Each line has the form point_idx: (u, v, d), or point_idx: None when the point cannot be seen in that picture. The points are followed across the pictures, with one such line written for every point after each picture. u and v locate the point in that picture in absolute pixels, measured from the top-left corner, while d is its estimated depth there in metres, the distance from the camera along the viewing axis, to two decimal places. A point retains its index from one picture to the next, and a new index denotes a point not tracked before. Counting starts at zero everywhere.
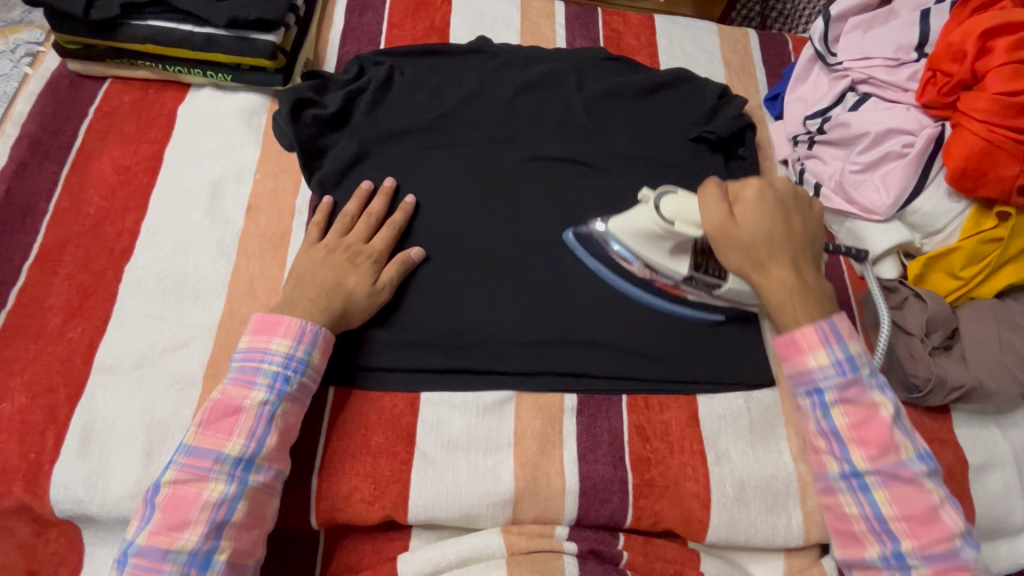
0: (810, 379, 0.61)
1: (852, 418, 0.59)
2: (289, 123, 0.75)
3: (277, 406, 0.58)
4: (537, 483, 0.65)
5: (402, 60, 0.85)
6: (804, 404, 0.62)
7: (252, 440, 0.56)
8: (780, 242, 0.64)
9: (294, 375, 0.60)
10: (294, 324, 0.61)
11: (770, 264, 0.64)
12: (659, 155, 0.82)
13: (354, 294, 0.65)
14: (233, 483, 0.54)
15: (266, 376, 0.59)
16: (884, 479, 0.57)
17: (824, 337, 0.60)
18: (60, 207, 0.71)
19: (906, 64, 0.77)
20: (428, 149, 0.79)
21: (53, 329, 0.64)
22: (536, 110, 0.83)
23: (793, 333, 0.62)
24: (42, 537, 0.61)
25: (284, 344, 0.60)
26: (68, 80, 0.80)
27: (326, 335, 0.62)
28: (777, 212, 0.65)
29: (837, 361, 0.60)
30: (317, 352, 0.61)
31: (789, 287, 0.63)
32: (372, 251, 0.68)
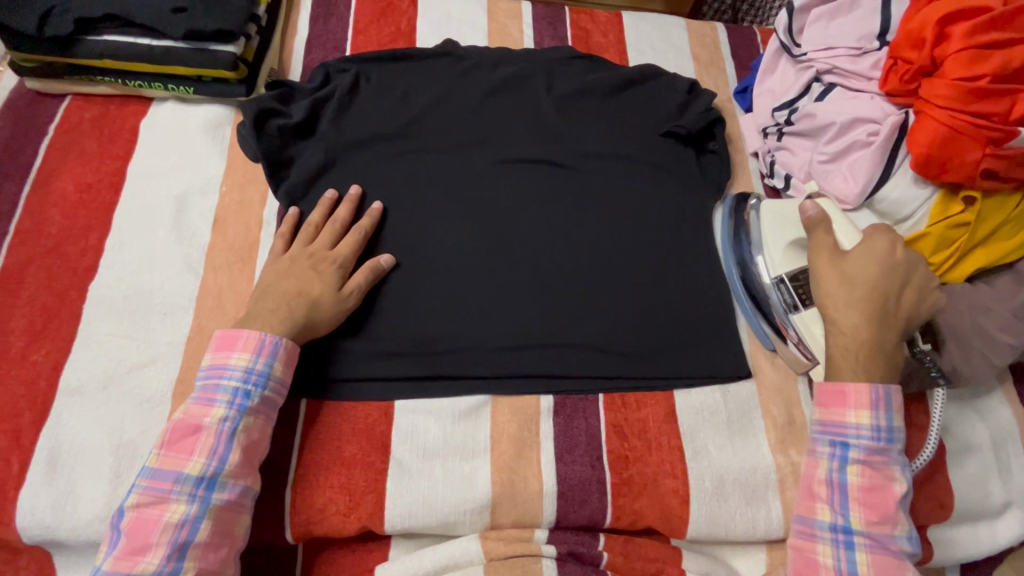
0: (841, 432, 0.62)
1: (866, 481, 0.60)
2: (253, 134, 0.75)
3: (238, 421, 0.57)
4: (515, 487, 0.64)
5: (369, 66, 0.85)
6: (820, 450, 0.63)
7: (213, 458, 0.55)
8: (881, 297, 0.64)
9: (254, 389, 0.59)
10: (252, 337, 0.60)
11: (855, 312, 0.64)
12: (629, 152, 0.81)
13: (321, 305, 0.64)
14: (196, 503, 0.54)
15: (225, 393, 0.58)
16: (871, 544, 0.59)
17: (875, 402, 0.61)
18: (21, 227, 0.70)
19: (870, 53, 0.76)
20: (397, 155, 0.78)
21: (17, 352, 0.63)
22: (505, 112, 0.83)
23: (844, 383, 0.63)
24: (12, 564, 0.60)
25: (243, 358, 0.60)
26: (27, 99, 0.79)
27: (287, 346, 0.62)
28: (894, 268, 0.64)
29: (877, 427, 0.61)
30: (279, 365, 0.61)
31: (860, 341, 0.63)
32: (334, 262, 0.67)
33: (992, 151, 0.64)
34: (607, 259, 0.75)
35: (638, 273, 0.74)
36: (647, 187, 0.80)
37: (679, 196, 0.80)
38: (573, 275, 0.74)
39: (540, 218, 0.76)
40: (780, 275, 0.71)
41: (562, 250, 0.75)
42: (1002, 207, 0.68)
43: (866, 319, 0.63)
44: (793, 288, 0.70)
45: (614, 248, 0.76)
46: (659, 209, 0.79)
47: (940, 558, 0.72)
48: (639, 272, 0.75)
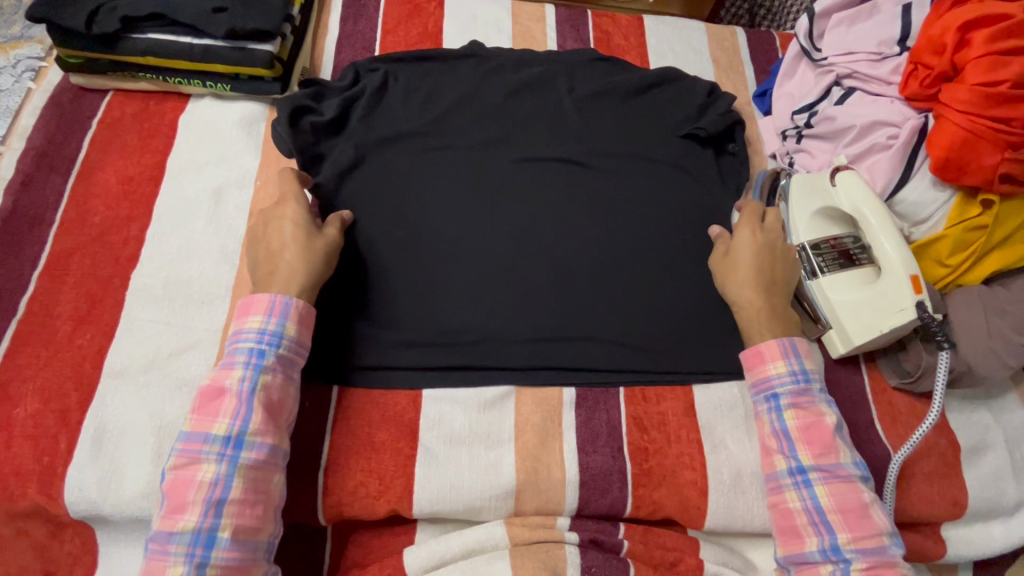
0: (768, 385, 0.65)
1: (802, 420, 0.63)
2: (287, 129, 0.77)
3: (256, 380, 0.60)
4: (538, 474, 0.66)
5: (397, 65, 0.87)
6: (760, 408, 0.66)
7: (237, 419, 0.58)
8: (761, 273, 0.70)
9: (269, 349, 0.61)
10: (264, 300, 0.63)
11: (746, 288, 0.70)
12: (649, 153, 0.83)
13: (314, 251, 0.67)
14: (225, 462, 0.56)
15: (242, 354, 0.61)
16: (825, 475, 0.61)
17: (785, 351, 0.66)
18: (66, 217, 0.73)
19: (889, 58, 0.78)
20: (424, 150, 0.81)
21: (63, 335, 0.66)
22: (529, 112, 0.85)
23: (757, 344, 0.67)
24: (56, 538, 0.62)
25: (257, 320, 0.62)
26: (70, 94, 0.82)
27: (296, 305, 0.63)
28: (767, 250, 0.72)
29: (794, 371, 0.65)
30: (291, 324, 0.63)
31: (759, 309, 0.69)
32: (301, 212, 0.68)
33: (1011, 155, 0.65)
34: (626, 254, 0.77)
35: (659, 271, 0.76)
36: (667, 186, 0.82)
37: (699, 195, 0.82)
38: (594, 270, 0.75)
39: (564, 215, 0.78)
40: (803, 242, 0.75)
41: (584, 246, 0.77)
42: (1019, 211, 0.69)
43: (753, 293, 0.69)
44: (815, 255, 0.73)
45: (635, 245, 0.77)
46: (679, 208, 0.81)
47: (954, 555, 0.73)
48: (660, 269, 0.76)
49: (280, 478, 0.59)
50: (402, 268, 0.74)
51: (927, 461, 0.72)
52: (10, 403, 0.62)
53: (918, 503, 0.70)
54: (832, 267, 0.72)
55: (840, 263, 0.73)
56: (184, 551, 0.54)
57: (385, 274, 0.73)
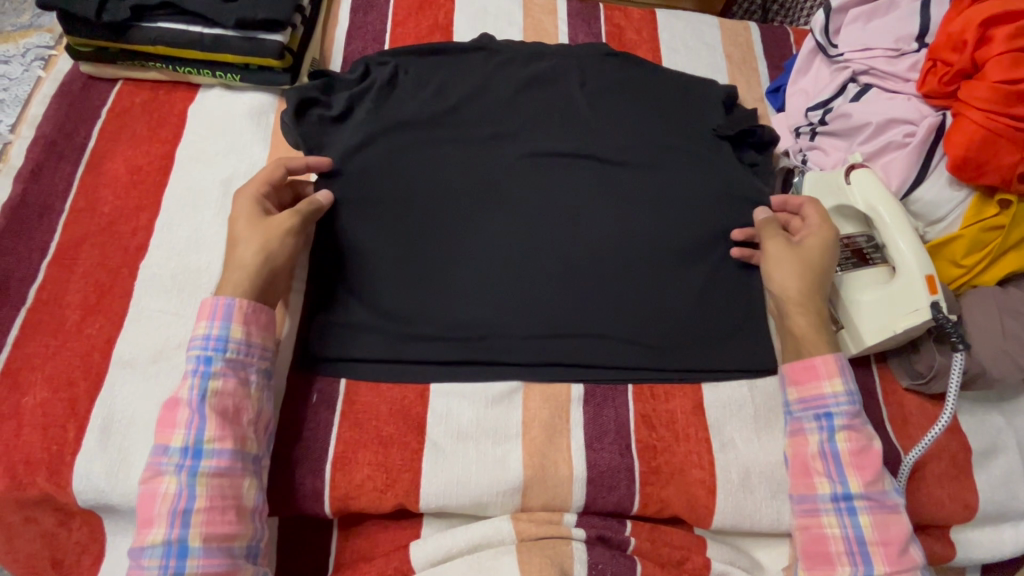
0: (822, 404, 0.63)
1: (853, 445, 0.62)
2: (291, 118, 0.77)
3: (206, 386, 0.58)
4: (546, 471, 0.66)
5: (408, 59, 0.86)
6: (808, 426, 0.64)
7: (191, 428, 0.57)
8: (827, 279, 0.68)
9: (216, 354, 0.60)
10: (207, 305, 0.61)
11: (815, 295, 0.67)
12: (662, 148, 0.82)
13: (240, 259, 0.64)
14: (184, 473, 0.56)
15: (190, 362, 0.60)
16: (871, 505, 0.61)
17: (842, 368, 0.64)
18: (75, 206, 0.73)
19: (907, 55, 0.77)
20: (433, 142, 0.80)
21: (71, 325, 0.66)
22: (539, 106, 0.84)
23: (814, 357, 0.65)
24: (65, 526, 0.63)
25: (202, 326, 0.61)
26: (80, 82, 0.82)
27: (239, 305, 0.61)
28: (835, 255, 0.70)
29: (851, 392, 0.63)
30: (235, 325, 0.61)
31: (822, 318, 0.67)
32: (246, 212, 0.66)
33: None
34: (637, 252, 0.76)
35: (669, 269, 0.75)
36: (680, 182, 0.80)
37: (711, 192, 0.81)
38: (603, 268, 0.75)
39: (574, 209, 0.78)
40: None
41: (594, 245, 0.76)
42: None
43: (816, 295, 0.67)
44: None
45: (647, 241, 0.76)
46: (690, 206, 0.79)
47: (962, 558, 0.72)
48: (671, 266, 0.76)
49: (251, 483, 0.58)
50: (411, 262, 0.73)
51: (938, 464, 0.71)
52: (19, 391, 0.62)
53: (929, 506, 0.70)
54: (844, 267, 0.72)
55: (854, 262, 0.72)
56: (158, 563, 0.54)
57: (392, 266, 0.73)
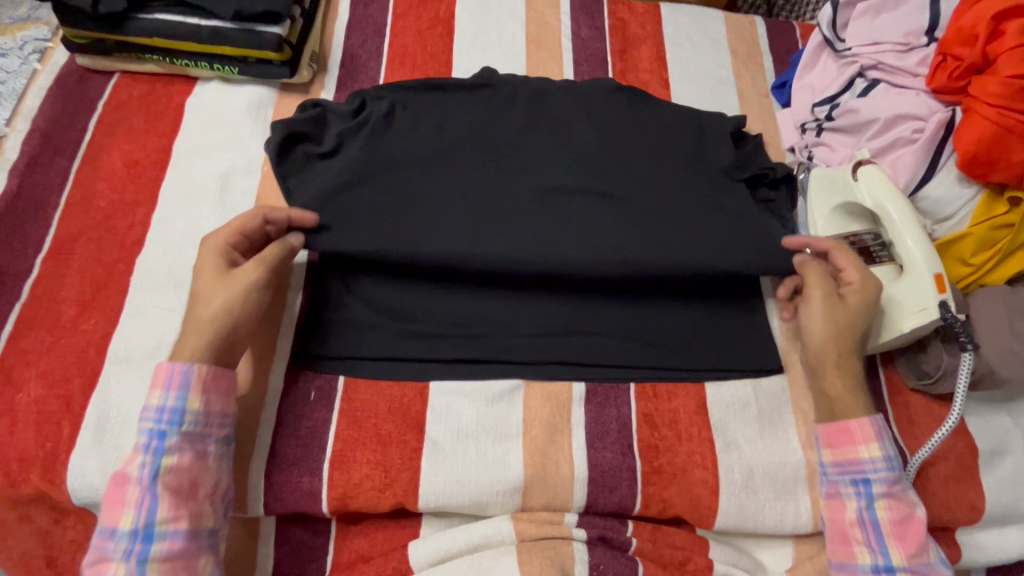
0: (859, 469, 0.61)
1: (894, 514, 0.60)
2: (276, 158, 0.72)
3: (158, 465, 0.54)
4: (546, 470, 0.65)
5: (406, 94, 0.78)
6: (845, 491, 0.62)
7: (141, 510, 0.53)
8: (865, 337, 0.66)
9: (170, 428, 0.55)
10: (162, 371, 0.56)
11: (849, 354, 0.65)
12: (671, 186, 0.74)
13: (197, 320, 0.59)
14: (132, 558, 0.53)
15: (142, 436, 0.55)
16: None
17: (878, 432, 0.62)
18: (71, 200, 0.72)
19: (916, 49, 0.76)
20: (428, 187, 0.72)
21: (67, 321, 0.65)
22: (545, 145, 0.75)
23: (849, 421, 0.62)
24: (60, 524, 0.62)
25: (155, 395, 0.56)
26: (76, 75, 0.80)
27: (194, 371, 0.57)
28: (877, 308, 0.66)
29: (889, 457, 0.61)
30: (191, 395, 0.56)
31: (855, 379, 0.65)
32: (210, 266, 0.61)
33: None
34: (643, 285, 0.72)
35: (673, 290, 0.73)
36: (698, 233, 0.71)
37: None
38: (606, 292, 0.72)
39: (588, 257, 0.68)
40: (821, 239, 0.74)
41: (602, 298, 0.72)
42: None
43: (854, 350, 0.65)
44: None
45: None
46: None
47: (967, 560, 0.72)
48: None
49: (207, 561, 0.56)
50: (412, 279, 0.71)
51: (944, 465, 0.70)
52: (13, 387, 0.62)
53: (934, 507, 0.69)
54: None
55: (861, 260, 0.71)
56: None
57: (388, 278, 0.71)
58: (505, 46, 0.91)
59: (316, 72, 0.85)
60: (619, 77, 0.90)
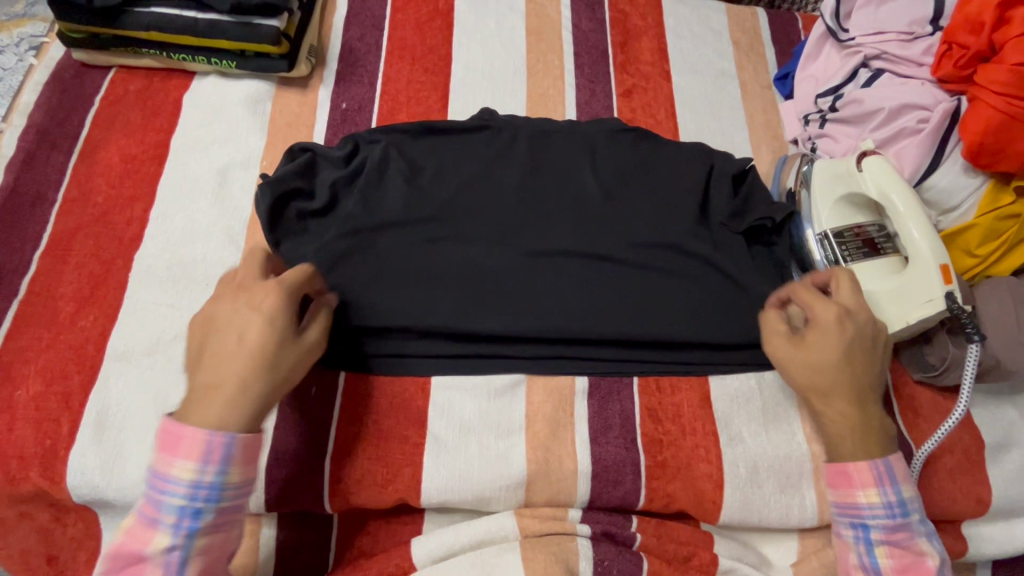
0: (857, 514, 0.58)
1: (895, 561, 0.57)
2: (267, 222, 0.69)
3: (188, 546, 0.50)
4: (549, 466, 0.64)
5: (401, 137, 0.76)
6: (843, 533, 0.59)
7: None
8: (849, 376, 0.59)
9: (205, 505, 0.50)
10: (198, 439, 0.50)
11: (836, 396, 0.59)
12: (675, 240, 0.71)
13: (246, 379, 0.52)
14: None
15: (170, 513, 0.50)
16: None
17: (879, 477, 0.57)
18: (68, 196, 0.71)
19: (921, 38, 0.75)
20: (423, 246, 0.69)
21: (65, 317, 0.65)
22: (549, 196, 0.73)
23: (843, 464, 0.58)
24: (60, 522, 0.62)
25: (187, 469, 0.50)
26: (73, 70, 0.80)
27: (237, 444, 0.51)
28: (851, 335, 0.60)
29: (889, 503, 0.57)
30: (234, 470, 0.51)
31: (850, 422, 0.59)
32: (279, 321, 0.54)
33: None
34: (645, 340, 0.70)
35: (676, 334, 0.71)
36: (697, 297, 0.70)
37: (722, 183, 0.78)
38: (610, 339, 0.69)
39: (585, 326, 0.67)
40: (825, 231, 0.72)
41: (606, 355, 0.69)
42: None
43: (842, 378, 0.59)
44: (838, 243, 0.71)
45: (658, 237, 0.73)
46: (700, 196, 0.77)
47: (973, 554, 0.71)
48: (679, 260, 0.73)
49: None
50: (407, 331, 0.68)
51: (950, 458, 0.70)
52: (12, 384, 0.61)
53: (940, 500, 0.68)
54: (856, 256, 0.70)
55: (864, 252, 0.71)
56: None
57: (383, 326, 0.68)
58: (504, 38, 0.90)
59: (315, 66, 0.84)
60: (620, 70, 0.90)
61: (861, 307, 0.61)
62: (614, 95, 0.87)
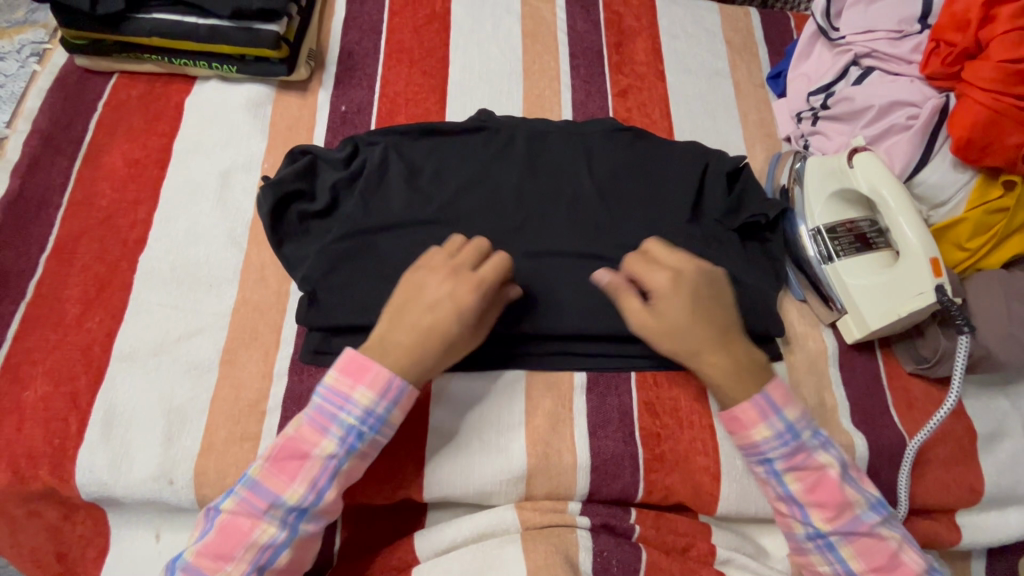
0: (758, 451, 0.62)
1: (805, 482, 0.61)
2: (270, 224, 0.70)
3: (344, 460, 0.56)
4: (549, 460, 0.65)
5: (400, 138, 0.77)
6: (758, 473, 0.63)
7: (312, 491, 0.55)
8: (704, 329, 0.62)
9: (368, 431, 0.57)
10: (382, 377, 0.57)
11: (703, 350, 0.62)
12: (670, 239, 0.73)
13: (427, 352, 0.58)
14: (286, 528, 0.55)
15: (341, 427, 0.56)
16: (845, 536, 0.60)
17: (762, 412, 0.61)
18: (73, 200, 0.72)
19: (910, 36, 0.77)
20: (421, 246, 0.70)
21: (71, 319, 0.66)
22: (546, 196, 0.74)
23: (732, 408, 0.62)
24: (69, 520, 0.63)
25: (366, 396, 0.57)
26: (75, 76, 0.81)
27: (410, 392, 0.58)
28: (691, 291, 0.62)
29: (779, 432, 0.61)
30: (396, 412, 0.58)
31: (723, 368, 0.62)
32: (470, 316, 0.59)
33: None
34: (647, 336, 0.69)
35: None
36: None
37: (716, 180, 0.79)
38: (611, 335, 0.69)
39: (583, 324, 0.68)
40: (818, 227, 0.74)
41: (607, 350, 0.69)
42: None
43: (702, 332, 0.62)
44: (830, 239, 0.72)
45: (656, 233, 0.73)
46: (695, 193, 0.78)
47: (967, 542, 0.72)
48: None
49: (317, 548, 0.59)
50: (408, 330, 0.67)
51: (943, 448, 0.71)
52: (21, 385, 0.62)
53: (932, 489, 0.70)
54: (848, 252, 0.72)
55: (857, 247, 0.72)
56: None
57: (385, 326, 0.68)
58: (501, 40, 0.91)
59: (314, 69, 0.85)
60: (615, 70, 0.91)
61: (687, 262, 0.64)
62: (610, 95, 0.89)
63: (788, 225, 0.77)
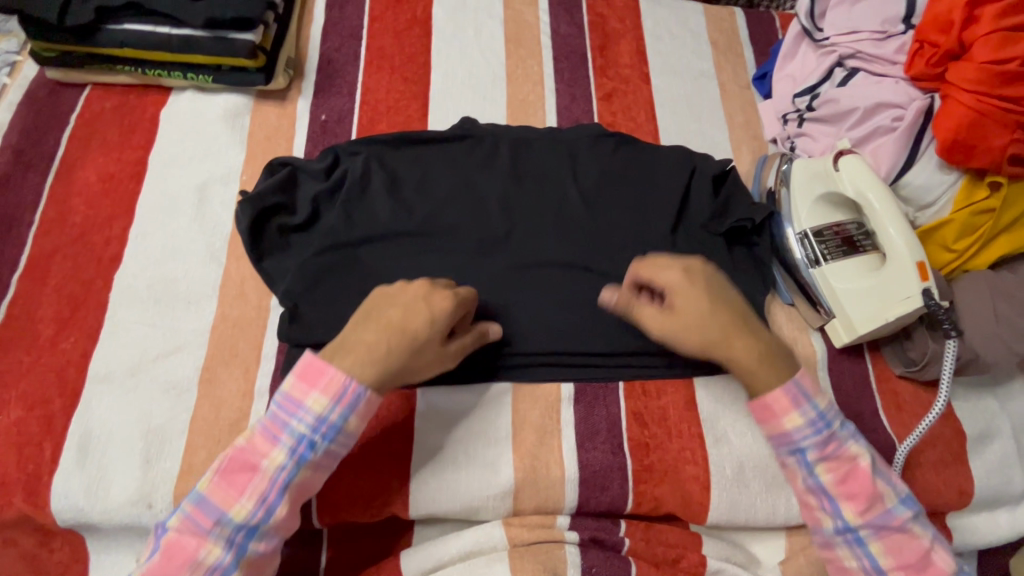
0: (790, 441, 0.60)
1: (835, 474, 0.59)
2: (249, 238, 0.69)
3: (295, 472, 0.54)
4: (537, 474, 0.64)
5: (381, 148, 0.76)
6: (787, 463, 0.61)
7: (260, 508, 0.54)
8: (725, 318, 0.60)
9: (321, 440, 0.55)
10: (337, 380, 0.55)
11: (728, 338, 0.60)
12: (656, 247, 0.72)
13: (380, 353, 0.56)
14: (232, 550, 0.53)
15: (292, 435, 0.54)
16: (876, 531, 0.59)
17: (795, 400, 0.59)
18: (45, 217, 0.71)
19: (894, 37, 0.76)
20: (404, 259, 0.69)
21: (45, 340, 0.64)
22: (531, 205, 0.73)
23: (764, 397, 0.59)
24: (46, 547, 0.62)
25: (319, 402, 0.55)
26: (47, 89, 0.79)
27: (367, 398, 0.56)
28: (704, 283, 0.61)
29: (811, 420, 0.59)
30: (353, 419, 0.56)
31: (751, 353, 0.60)
32: (437, 325, 0.58)
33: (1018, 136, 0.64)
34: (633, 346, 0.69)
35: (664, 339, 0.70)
36: None
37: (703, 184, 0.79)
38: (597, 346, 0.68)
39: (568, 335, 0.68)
40: (805, 230, 0.73)
41: (595, 361, 0.68)
42: None
43: (724, 320, 0.60)
44: (817, 242, 0.72)
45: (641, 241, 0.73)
46: None
47: (958, 544, 0.72)
48: None
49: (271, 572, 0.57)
50: None
51: (933, 451, 0.70)
52: None
53: (923, 493, 0.69)
54: (835, 254, 0.71)
55: (844, 250, 0.71)
56: None
57: None
58: (483, 45, 0.90)
59: (293, 78, 0.84)
60: (599, 73, 0.90)
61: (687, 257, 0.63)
62: (594, 99, 0.88)
63: (775, 228, 0.76)
